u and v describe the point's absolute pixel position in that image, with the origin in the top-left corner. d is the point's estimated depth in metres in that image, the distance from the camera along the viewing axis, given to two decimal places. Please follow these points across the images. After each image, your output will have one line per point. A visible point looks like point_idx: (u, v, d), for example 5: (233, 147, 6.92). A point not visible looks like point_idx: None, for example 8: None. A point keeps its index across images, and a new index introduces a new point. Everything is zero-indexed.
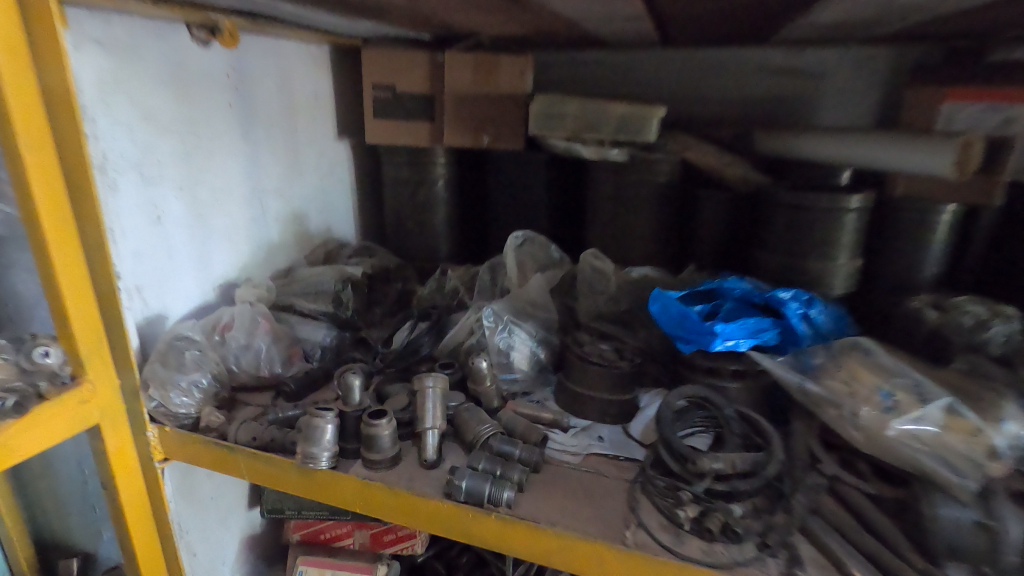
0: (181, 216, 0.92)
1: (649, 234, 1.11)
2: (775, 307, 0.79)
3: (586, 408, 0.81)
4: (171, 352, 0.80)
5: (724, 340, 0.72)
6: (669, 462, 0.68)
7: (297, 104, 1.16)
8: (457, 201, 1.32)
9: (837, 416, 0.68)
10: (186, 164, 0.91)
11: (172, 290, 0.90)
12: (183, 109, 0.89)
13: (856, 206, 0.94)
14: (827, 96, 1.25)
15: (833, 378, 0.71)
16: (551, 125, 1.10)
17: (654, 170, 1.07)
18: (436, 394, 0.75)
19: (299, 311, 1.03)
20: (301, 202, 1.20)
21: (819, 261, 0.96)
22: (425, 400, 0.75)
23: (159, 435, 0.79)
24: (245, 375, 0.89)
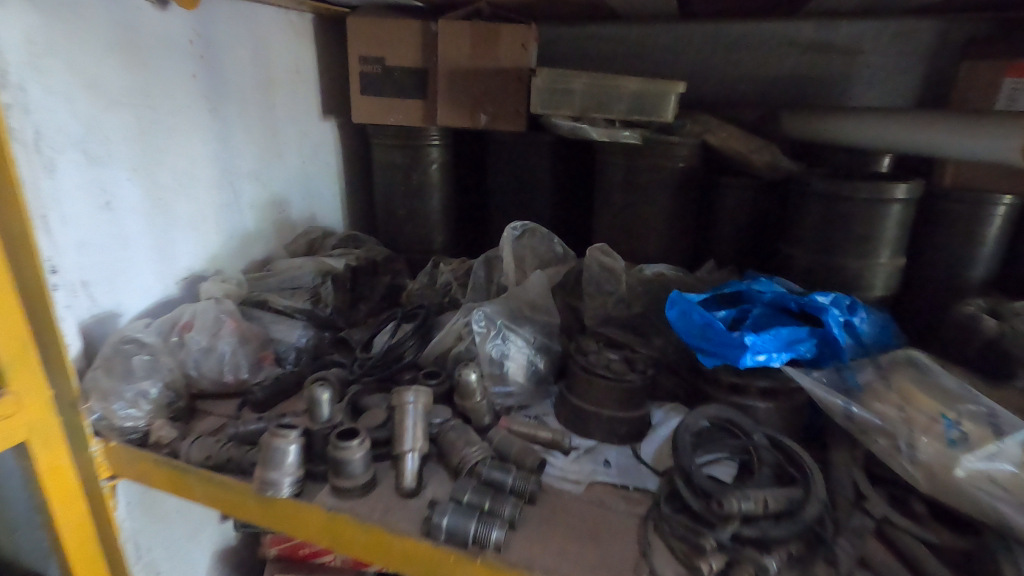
0: (137, 201, 0.81)
1: (663, 226, 1.00)
2: (812, 314, 0.68)
3: (590, 426, 0.70)
4: (116, 358, 0.70)
5: (755, 354, 0.62)
6: (688, 498, 0.57)
7: (275, 78, 1.04)
8: (452, 187, 1.21)
9: (890, 448, 0.57)
10: (142, 142, 0.80)
11: (126, 285, 0.80)
12: (136, 78, 0.78)
13: (902, 197, 0.82)
14: (864, 74, 1.12)
15: (883, 401, 0.60)
16: (555, 103, 0.97)
17: (670, 155, 0.95)
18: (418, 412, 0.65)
19: (273, 307, 0.93)
20: (280, 187, 1.09)
21: (857, 259, 0.84)
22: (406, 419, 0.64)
23: (104, 450, 0.69)
24: (207, 382, 0.79)
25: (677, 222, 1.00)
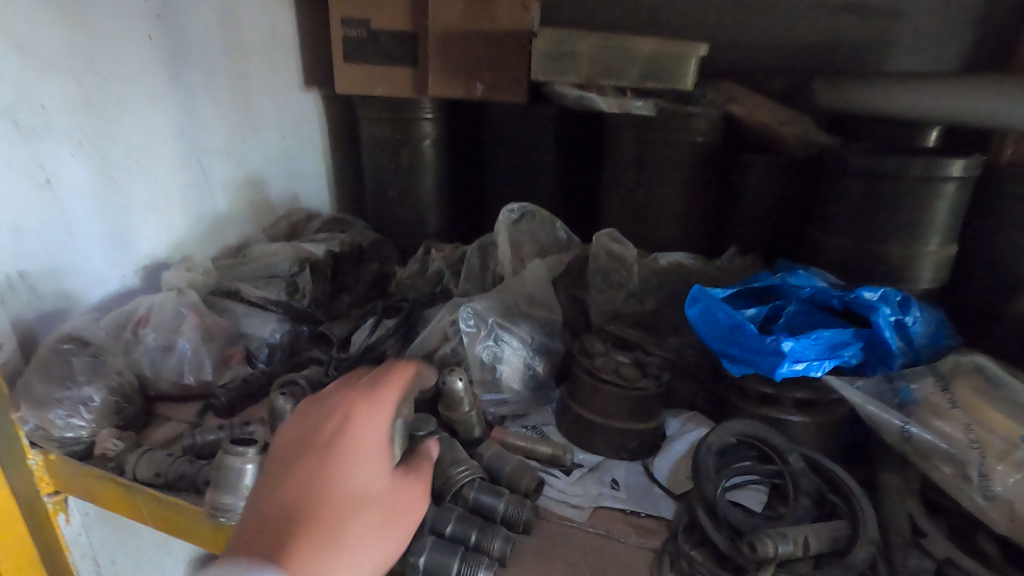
0: (86, 181, 0.72)
1: (679, 209, 0.89)
2: (858, 312, 0.58)
3: (597, 439, 0.61)
4: (54, 361, 0.62)
5: (793, 363, 0.52)
6: (712, 534, 0.48)
7: (246, 42, 0.94)
8: (446, 166, 1.11)
9: (957, 477, 0.48)
10: (87, 113, 0.71)
11: (72, 275, 0.71)
12: (76, 39, 0.69)
13: (958, 175, 0.71)
14: (906, 37, 1.00)
15: (948, 419, 0.50)
16: (561, 67, 0.85)
17: (688, 128, 0.85)
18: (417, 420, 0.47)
19: (245, 298, 0.83)
20: (257, 166, 1.00)
21: (903, 246, 0.74)
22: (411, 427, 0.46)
23: (43, 464, 0.62)
24: (164, 383, 0.71)
25: (695, 204, 0.89)
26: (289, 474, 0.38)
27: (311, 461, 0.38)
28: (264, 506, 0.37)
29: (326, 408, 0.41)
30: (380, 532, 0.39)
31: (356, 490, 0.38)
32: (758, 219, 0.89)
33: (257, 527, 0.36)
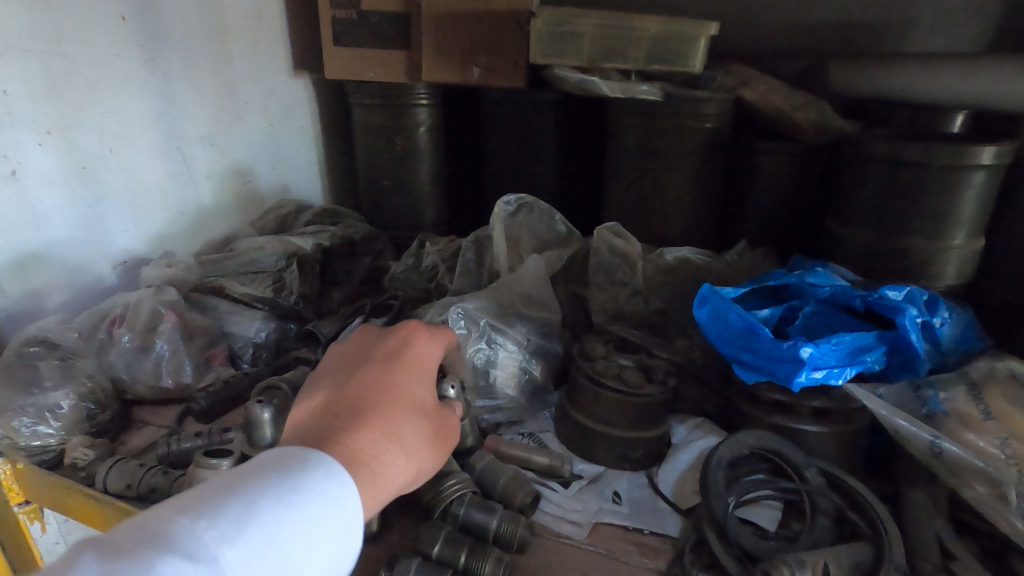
0: (55, 172, 0.68)
1: (686, 200, 0.84)
2: (882, 314, 0.53)
3: (598, 449, 0.57)
4: (19, 366, 0.59)
5: (812, 371, 0.48)
6: (722, 556, 0.44)
7: (229, 24, 0.90)
8: (442, 155, 1.06)
9: (992, 497, 0.43)
10: (53, 97, 0.67)
11: (41, 271, 0.68)
12: (39, 18, 0.65)
13: (987, 162, 0.66)
14: (928, 16, 0.94)
15: (982, 433, 0.46)
16: (560, 50, 0.81)
17: (696, 114, 0.80)
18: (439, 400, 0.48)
19: (229, 295, 0.80)
20: (243, 155, 0.95)
21: (927, 239, 0.69)
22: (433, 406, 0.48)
23: (11, 474, 0.58)
24: (140, 387, 0.67)
25: (703, 195, 0.85)
26: (351, 376, 0.39)
27: (370, 367, 0.40)
28: (327, 401, 0.37)
29: (383, 331, 0.44)
30: (434, 440, 0.39)
31: (413, 398, 0.39)
32: (769, 211, 0.84)
33: (324, 414, 0.36)
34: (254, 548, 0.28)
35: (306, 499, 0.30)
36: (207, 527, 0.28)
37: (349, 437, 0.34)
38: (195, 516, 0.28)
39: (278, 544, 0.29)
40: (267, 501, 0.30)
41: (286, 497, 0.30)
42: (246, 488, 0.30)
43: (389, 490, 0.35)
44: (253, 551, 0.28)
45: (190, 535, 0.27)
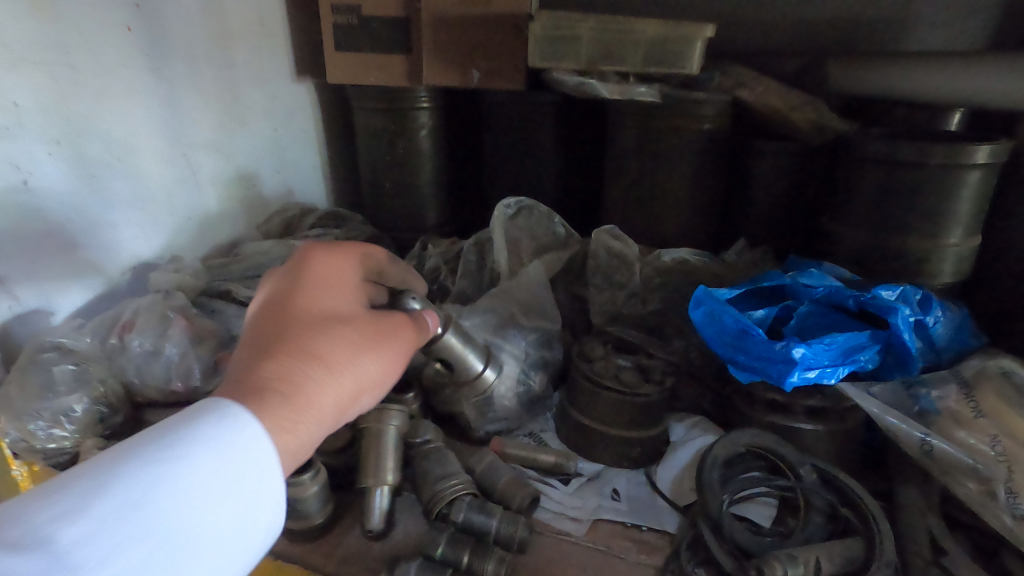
0: (64, 181, 0.70)
1: (685, 200, 0.85)
2: (875, 314, 0.54)
3: (597, 447, 0.58)
4: (33, 371, 0.60)
5: (804, 371, 0.49)
6: (717, 551, 0.46)
7: (233, 31, 0.91)
8: (443, 158, 1.07)
9: (982, 495, 0.45)
10: (62, 108, 0.68)
11: (52, 277, 0.70)
12: (47, 31, 0.66)
13: (983, 161, 0.66)
14: (926, 15, 0.94)
15: (972, 430, 0.47)
16: (560, 53, 0.81)
17: (695, 114, 0.80)
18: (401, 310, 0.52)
19: (235, 299, 0.81)
20: (248, 160, 0.97)
21: (923, 238, 0.70)
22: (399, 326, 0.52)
23: (28, 474, 0.60)
24: (150, 390, 0.68)
25: (702, 194, 0.85)
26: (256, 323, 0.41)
27: (272, 308, 0.42)
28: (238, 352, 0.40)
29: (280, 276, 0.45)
30: (359, 344, 0.41)
31: (321, 321, 0.41)
32: (767, 210, 0.85)
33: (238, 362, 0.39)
34: (105, 516, 0.30)
35: (176, 455, 0.33)
36: (50, 509, 0.30)
37: (263, 363, 0.38)
38: (47, 499, 0.30)
39: (140, 507, 0.31)
40: (128, 468, 0.32)
41: (149, 462, 0.32)
42: (109, 464, 0.32)
43: (320, 394, 0.38)
44: (105, 517, 0.30)
45: (27, 521, 0.29)
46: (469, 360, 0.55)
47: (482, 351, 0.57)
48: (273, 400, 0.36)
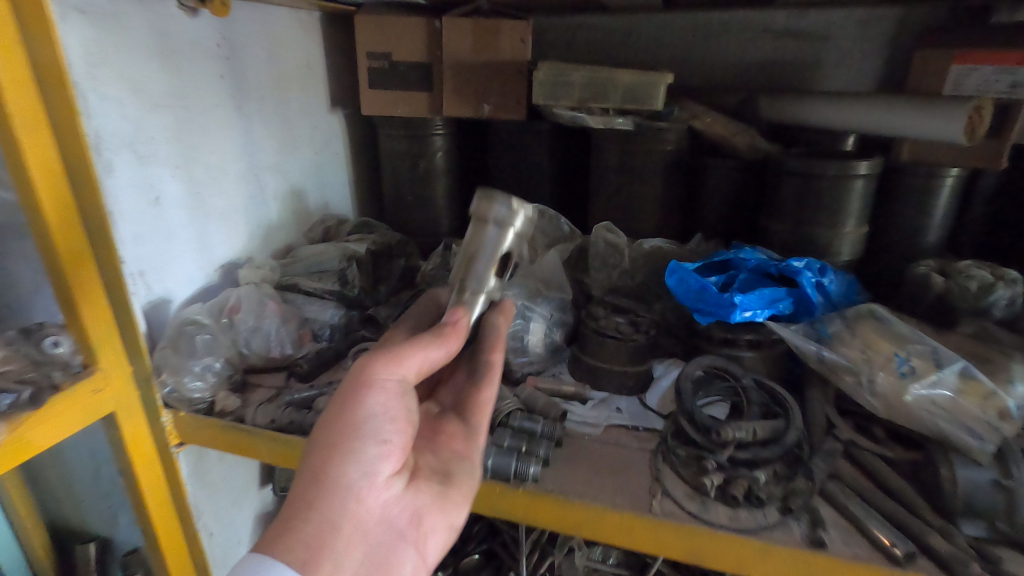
0: (179, 197, 0.88)
1: (655, 204, 1.10)
2: (790, 277, 0.80)
3: (604, 380, 0.81)
4: (181, 338, 0.79)
5: (742, 311, 0.74)
6: (689, 430, 0.69)
7: (288, 75, 1.10)
8: (456, 175, 1.30)
9: (854, 384, 0.69)
10: (180, 141, 0.87)
11: (173, 274, 0.87)
12: (172, 82, 0.84)
13: (864, 172, 0.93)
14: (830, 59, 1.22)
15: (849, 346, 0.72)
16: (556, 95, 1.06)
17: (661, 140, 1.05)
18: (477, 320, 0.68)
19: (303, 289, 1.01)
20: (298, 179, 1.17)
21: (828, 228, 0.96)
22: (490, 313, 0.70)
23: (174, 421, 0.78)
24: (256, 358, 0.88)
25: (668, 201, 1.10)
26: None
27: None
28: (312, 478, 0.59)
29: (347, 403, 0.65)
30: (341, 392, 0.57)
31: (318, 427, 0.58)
32: (718, 212, 1.10)
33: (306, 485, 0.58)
34: None
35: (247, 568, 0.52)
36: None
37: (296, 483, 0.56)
38: None
39: None
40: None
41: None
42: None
43: (312, 482, 0.54)
44: None
45: None
46: (492, 248, 0.65)
47: (480, 236, 0.65)
48: (288, 505, 0.54)
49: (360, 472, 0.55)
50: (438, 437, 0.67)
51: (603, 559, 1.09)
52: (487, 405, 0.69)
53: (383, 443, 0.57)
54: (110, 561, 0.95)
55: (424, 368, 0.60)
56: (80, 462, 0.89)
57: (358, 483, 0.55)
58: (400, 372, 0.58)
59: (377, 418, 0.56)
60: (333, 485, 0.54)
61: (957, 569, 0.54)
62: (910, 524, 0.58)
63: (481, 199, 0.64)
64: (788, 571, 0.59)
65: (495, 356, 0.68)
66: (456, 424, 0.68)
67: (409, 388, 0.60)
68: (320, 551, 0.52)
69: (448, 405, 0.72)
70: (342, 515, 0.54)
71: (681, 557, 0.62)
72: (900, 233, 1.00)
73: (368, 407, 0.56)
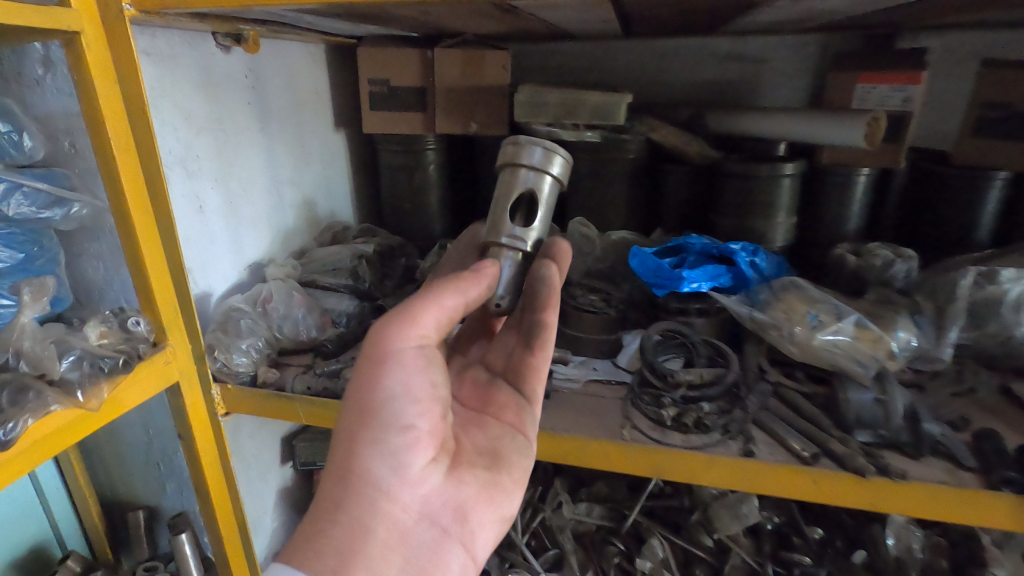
0: (219, 206, 1.03)
1: (622, 204, 1.29)
2: (728, 257, 0.99)
3: (583, 346, 0.99)
4: (229, 322, 0.98)
5: (689, 284, 0.93)
6: (651, 377, 0.86)
7: (301, 99, 1.27)
8: (447, 184, 1.47)
9: (778, 336, 0.87)
10: (220, 159, 1.02)
11: (214, 271, 1.03)
12: (213, 109, 1.00)
13: (790, 172, 1.13)
14: (767, 78, 1.43)
15: (774, 308, 0.89)
16: (535, 112, 1.23)
17: (624, 149, 1.24)
18: (519, 265, 0.74)
19: (322, 284, 1.14)
20: (310, 190, 1.32)
21: (764, 220, 1.15)
22: (545, 249, 0.76)
23: (223, 393, 0.93)
24: (287, 340, 1.03)
25: (633, 202, 1.29)
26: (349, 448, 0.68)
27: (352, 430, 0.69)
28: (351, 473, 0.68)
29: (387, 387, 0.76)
30: (362, 376, 0.65)
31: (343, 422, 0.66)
32: (675, 210, 1.30)
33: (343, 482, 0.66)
34: None
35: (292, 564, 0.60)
36: None
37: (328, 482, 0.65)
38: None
39: None
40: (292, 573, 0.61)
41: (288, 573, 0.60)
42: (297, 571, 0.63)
43: (339, 481, 0.62)
44: None
45: None
46: (519, 191, 0.71)
47: (511, 182, 0.71)
48: (322, 504, 0.62)
49: (383, 464, 0.63)
50: (492, 406, 0.80)
51: (587, 513, 1.25)
52: (539, 374, 0.81)
53: (409, 428, 0.64)
54: (157, 526, 1.08)
55: (441, 318, 0.66)
56: (133, 436, 1.03)
57: (383, 475, 0.63)
58: (417, 339, 0.66)
59: (399, 399, 0.64)
60: (360, 480, 0.62)
61: (849, 463, 0.72)
62: (818, 436, 0.76)
63: (512, 146, 0.71)
64: (729, 477, 0.76)
65: (547, 316, 0.76)
66: (509, 394, 0.81)
67: (425, 358, 0.67)
68: (352, 548, 0.59)
69: (498, 369, 0.84)
70: (371, 508, 0.62)
71: (648, 473, 0.79)
72: (824, 223, 1.20)
73: (384, 393, 0.64)
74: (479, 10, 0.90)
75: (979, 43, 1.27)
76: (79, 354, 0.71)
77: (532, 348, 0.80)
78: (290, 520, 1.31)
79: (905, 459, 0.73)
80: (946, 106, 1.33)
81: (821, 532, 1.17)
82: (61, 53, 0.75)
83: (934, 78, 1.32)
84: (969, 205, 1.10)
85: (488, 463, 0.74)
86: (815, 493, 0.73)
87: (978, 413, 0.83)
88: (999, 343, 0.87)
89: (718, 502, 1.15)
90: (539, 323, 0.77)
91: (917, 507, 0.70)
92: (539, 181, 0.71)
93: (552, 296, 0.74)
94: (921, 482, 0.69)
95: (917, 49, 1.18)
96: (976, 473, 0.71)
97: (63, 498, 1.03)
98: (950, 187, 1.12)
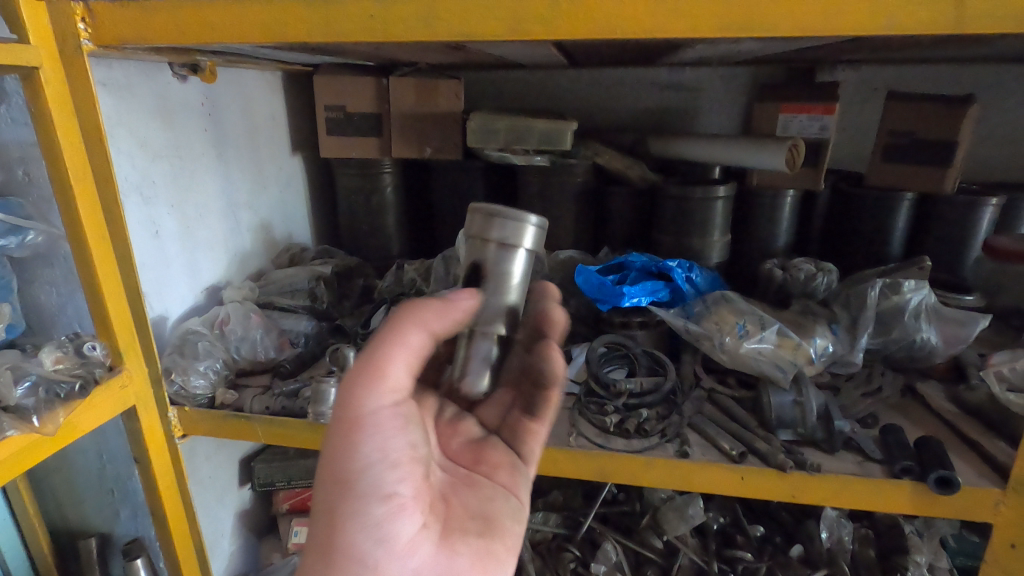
0: (176, 231, 1.05)
1: (570, 225, 1.36)
2: (666, 273, 1.06)
3: None
4: (186, 344, 0.97)
5: (629, 299, 1.01)
6: (597, 388, 0.92)
7: (258, 126, 1.29)
8: (404, 205, 1.52)
9: (711, 345, 0.95)
10: (177, 185, 1.04)
11: (172, 295, 1.04)
12: (169, 136, 1.02)
13: (723, 194, 1.21)
14: (704, 105, 1.54)
15: (708, 320, 0.97)
16: (486, 139, 1.30)
17: (572, 173, 1.32)
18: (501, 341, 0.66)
19: (279, 306, 1.18)
20: (267, 213, 1.35)
21: (700, 238, 1.24)
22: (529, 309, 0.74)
23: (180, 416, 0.94)
24: (245, 361, 1.05)
25: (581, 222, 1.36)
26: None
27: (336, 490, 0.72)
28: None
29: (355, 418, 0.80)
30: (335, 446, 0.65)
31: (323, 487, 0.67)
32: (620, 228, 1.38)
33: None
34: None
35: None
36: None
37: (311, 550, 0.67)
38: None
39: None
40: None
41: None
42: None
43: (323, 555, 0.64)
44: None
45: None
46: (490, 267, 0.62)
47: (474, 255, 0.62)
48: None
49: (365, 536, 0.65)
50: (483, 465, 0.80)
51: (544, 522, 1.30)
52: (537, 439, 0.83)
53: (390, 498, 0.66)
54: (110, 553, 1.07)
55: (411, 363, 0.64)
56: (85, 463, 1.02)
57: (365, 547, 0.64)
58: (390, 400, 0.65)
59: (376, 467, 0.65)
60: (343, 554, 0.64)
61: (771, 460, 0.79)
62: (745, 437, 0.84)
63: (476, 217, 0.61)
64: (665, 477, 0.83)
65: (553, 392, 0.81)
66: (503, 454, 0.82)
67: (397, 411, 0.66)
68: None
69: (492, 427, 0.84)
70: None
71: (594, 477, 0.85)
72: (755, 240, 1.30)
73: (360, 464, 0.64)
74: (428, 46, 0.96)
75: (888, 76, 1.40)
76: (35, 380, 0.73)
77: (535, 417, 0.82)
78: (249, 542, 1.31)
79: (820, 454, 0.82)
80: (861, 132, 1.46)
81: (761, 529, 1.25)
82: (15, 85, 0.77)
83: (850, 107, 1.46)
84: (879, 223, 1.22)
85: (480, 529, 0.75)
86: (743, 488, 0.80)
87: (886, 411, 0.93)
88: (903, 347, 0.97)
89: (666, 505, 1.22)
90: (544, 396, 0.81)
91: (832, 497, 0.78)
92: (512, 259, 0.61)
93: (555, 376, 0.78)
94: (834, 475, 0.77)
95: (832, 83, 1.30)
96: (881, 465, 0.79)
97: (12, 536, 0.99)
98: (864, 207, 1.24)
